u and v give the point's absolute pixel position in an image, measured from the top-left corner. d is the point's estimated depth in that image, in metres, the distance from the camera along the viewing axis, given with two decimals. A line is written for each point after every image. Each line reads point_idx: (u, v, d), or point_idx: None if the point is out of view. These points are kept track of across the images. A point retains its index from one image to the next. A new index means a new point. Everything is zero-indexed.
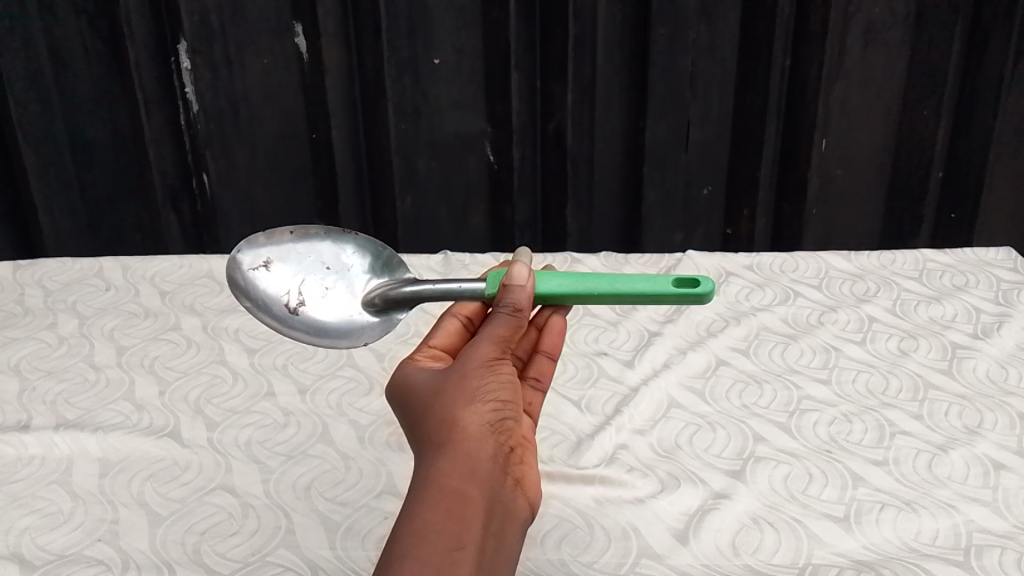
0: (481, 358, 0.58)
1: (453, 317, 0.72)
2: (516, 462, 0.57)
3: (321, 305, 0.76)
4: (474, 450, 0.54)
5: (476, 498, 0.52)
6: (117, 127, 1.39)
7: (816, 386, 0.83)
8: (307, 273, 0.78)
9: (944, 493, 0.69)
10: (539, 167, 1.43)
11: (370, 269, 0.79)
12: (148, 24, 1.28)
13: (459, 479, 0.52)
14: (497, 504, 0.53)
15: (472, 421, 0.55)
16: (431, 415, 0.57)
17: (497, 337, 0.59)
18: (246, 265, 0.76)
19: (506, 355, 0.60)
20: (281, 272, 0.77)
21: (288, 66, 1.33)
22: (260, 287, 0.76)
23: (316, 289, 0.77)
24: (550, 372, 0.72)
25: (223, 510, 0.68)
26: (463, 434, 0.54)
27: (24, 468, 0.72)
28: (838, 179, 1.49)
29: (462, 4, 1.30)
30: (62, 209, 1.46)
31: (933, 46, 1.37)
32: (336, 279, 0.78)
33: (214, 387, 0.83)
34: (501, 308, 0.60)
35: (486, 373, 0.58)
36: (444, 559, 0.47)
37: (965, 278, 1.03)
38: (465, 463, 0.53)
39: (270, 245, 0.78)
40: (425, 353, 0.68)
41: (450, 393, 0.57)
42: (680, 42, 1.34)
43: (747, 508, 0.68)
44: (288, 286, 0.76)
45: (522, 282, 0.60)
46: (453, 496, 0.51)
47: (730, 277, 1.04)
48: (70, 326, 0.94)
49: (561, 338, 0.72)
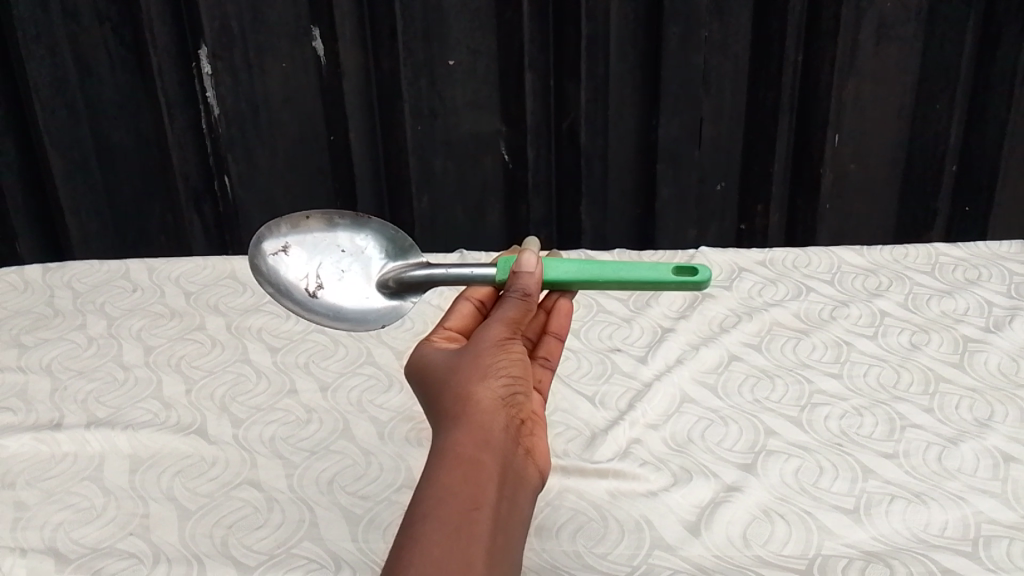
0: (492, 339, 0.61)
1: (466, 301, 0.74)
2: (527, 434, 0.59)
3: (338, 289, 0.78)
4: (487, 419, 0.56)
5: (491, 463, 0.53)
6: (140, 131, 1.42)
7: (828, 380, 0.84)
8: (324, 258, 0.80)
9: (954, 486, 0.70)
10: (553, 164, 1.45)
11: (384, 253, 0.81)
12: (170, 30, 1.31)
13: (474, 444, 0.53)
14: (511, 469, 0.54)
15: (485, 394, 0.57)
16: (445, 392, 0.59)
17: (507, 318, 0.63)
18: (266, 249, 0.78)
19: (516, 336, 0.63)
20: (300, 257, 0.79)
21: (306, 69, 1.35)
22: (280, 273, 0.78)
23: (332, 273, 0.79)
24: (558, 352, 0.73)
25: (249, 504, 0.70)
26: (477, 405, 0.56)
27: (58, 464, 0.75)
28: (852, 174, 1.49)
29: (476, 6, 1.31)
30: (87, 211, 1.49)
31: (946, 39, 1.37)
32: (351, 263, 0.80)
33: (239, 385, 0.86)
34: (511, 293, 0.64)
35: (497, 352, 0.60)
36: (463, 514, 0.49)
37: (977, 272, 1.03)
38: (480, 431, 0.55)
39: (289, 229, 0.80)
40: (440, 335, 0.70)
41: (463, 371, 0.59)
42: (693, 40, 1.35)
43: (757, 501, 0.69)
44: (306, 270, 0.79)
45: (530, 269, 0.65)
46: (468, 458, 0.52)
47: (743, 273, 1.05)
48: (99, 327, 0.97)
49: (568, 320, 0.74)
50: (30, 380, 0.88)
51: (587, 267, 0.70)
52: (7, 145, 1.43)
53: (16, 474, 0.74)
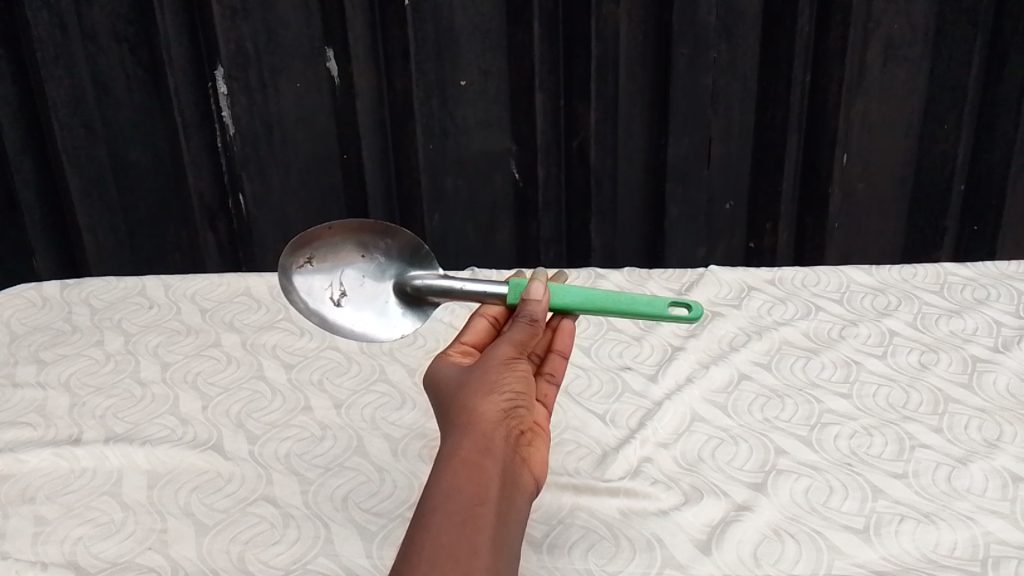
0: (499, 357, 0.62)
1: (481, 318, 0.73)
2: (527, 447, 0.60)
3: (360, 297, 0.79)
4: (490, 431, 0.57)
5: (492, 471, 0.54)
6: (156, 149, 1.44)
7: (837, 399, 0.85)
8: (348, 265, 0.80)
9: (963, 506, 0.71)
10: (563, 183, 1.47)
11: (403, 259, 0.80)
12: (188, 52, 1.34)
13: (477, 452, 0.55)
14: (511, 477, 0.55)
15: (489, 407, 0.58)
16: (451, 406, 0.60)
17: (515, 339, 0.63)
18: (291, 263, 0.78)
19: (523, 356, 0.63)
20: (324, 267, 0.79)
21: (320, 89, 1.38)
22: (306, 284, 0.79)
23: (354, 280, 0.79)
24: (563, 369, 0.73)
25: (265, 520, 0.71)
26: (481, 418, 0.57)
27: (77, 480, 0.76)
28: (860, 193, 1.51)
29: (488, 28, 1.34)
30: (103, 228, 1.51)
31: (953, 60, 1.39)
32: (372, 268, 0.80)
33: (254, 402, 0.87)
34: (519, 318, 0.65)
35: (503, 369, 0.62)
36: (466, 514, 0.50)
37: (985, 292, 1.04)
38: (482, 441, 0.56)
39: (312, 239, 0.79)
40: (456, 349, 0.70)
41: (470, 386, 0.60)
42: (701, 61, 1.36)
43: (768, 520, 0.70)
44: (330, 278, 0.79)
45: (539, 297, 0.66)
46: (470, 467, 0.53)
47: (752, 292, 1.06)
48: (116, 344, 0.99)
49: (572, 338, 0.74)
50: (49, 396, 0.89)
51: (594, 294, 0.70)
52: (26, 163, 1.46)
53: (36, 489, 0.75)
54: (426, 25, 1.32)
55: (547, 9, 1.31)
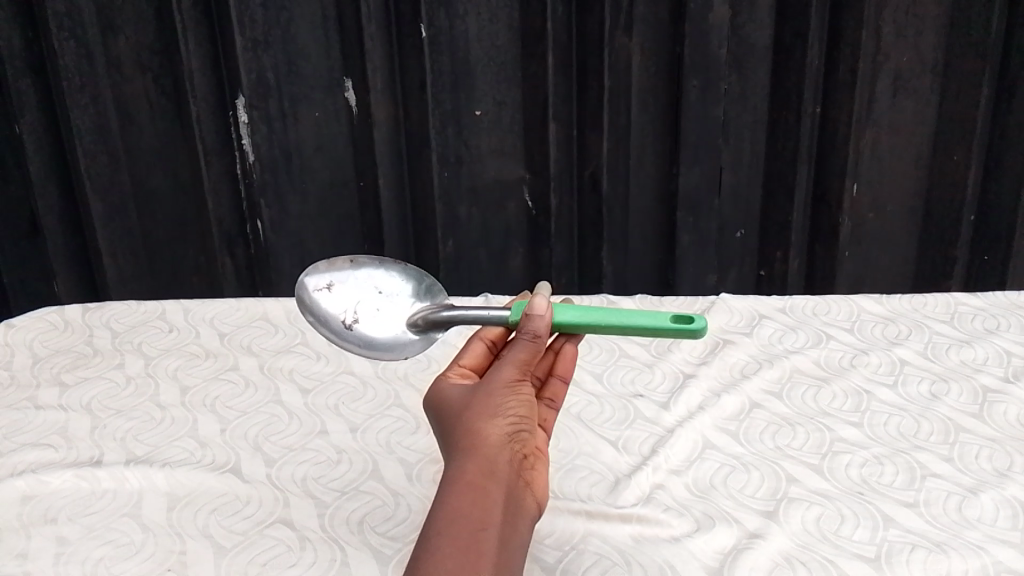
0: (503, 378, 0.63)
1: (479, 341, 0.74)
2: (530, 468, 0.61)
3: (372, 322, 0.83)
4: (494, 456, 0.58)
5: (495, 499, 0.55)
6: (177, 175, 1.47)
7: (848, 428, 0.86)
8: (364, 294, 0.85)
9: (974, 535, 0.71)
10: (576, 210, 1.49)
11: (415, 292, 0.85)
12: (210, 81, 1.37)
13: (479, 479, 0.56)
14: (514, 502, 0.57)
15: (492, 431, 0.59)
16: (455, 428, 0.61)
17: (519, 360, 0.63)
18: (312, 286, 0.84)
19: (526, 376, 0.64)
20: (341, 293, 0.84)
21: (338, 118, 1.40)
22: (321, 305, 0.83)
23: (368, 308, 0.84)
24: (563, 394, 0.74)
25: (282, 543, 0.72)
26: (484, 443, 0.58)
27: (98, 501, 0.78)
28: (871, 223, 1.52)
29: (503, 60, 1.36)
30: (123, 252, 1.54)
31: (962, 93, 1.41)
32: (386, 299, 0.84)
33: (271, 426, 0.89)
34: (522, 335, 0.64)
35: (507, 392, 0.62)
36: (468, 545, 0.51)
37: (996, 322, 1.05)
38: (485, 466, 0.57)
39: (334, 269, 0.86)
40: (454, 371, 0.71)
41: (474, 409, 0.61)
42: (712, 92, 1.38)
43: (780, 548, 0.70)
44: (346, 304, 0.84)
45: (542, 312, 0.65)
46: (474, 496, 0.54)
47: (763, 320, 1.07)
48: (136, 367, 1.01)
49: (573, 364, 0.74)
50: (71, 418, 0.90)
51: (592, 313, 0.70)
52: (51, 188, 1.49)
53: (58, 510, 0.76)
54: (442, 56, 1.36)
55: (561, 42, 1.35)
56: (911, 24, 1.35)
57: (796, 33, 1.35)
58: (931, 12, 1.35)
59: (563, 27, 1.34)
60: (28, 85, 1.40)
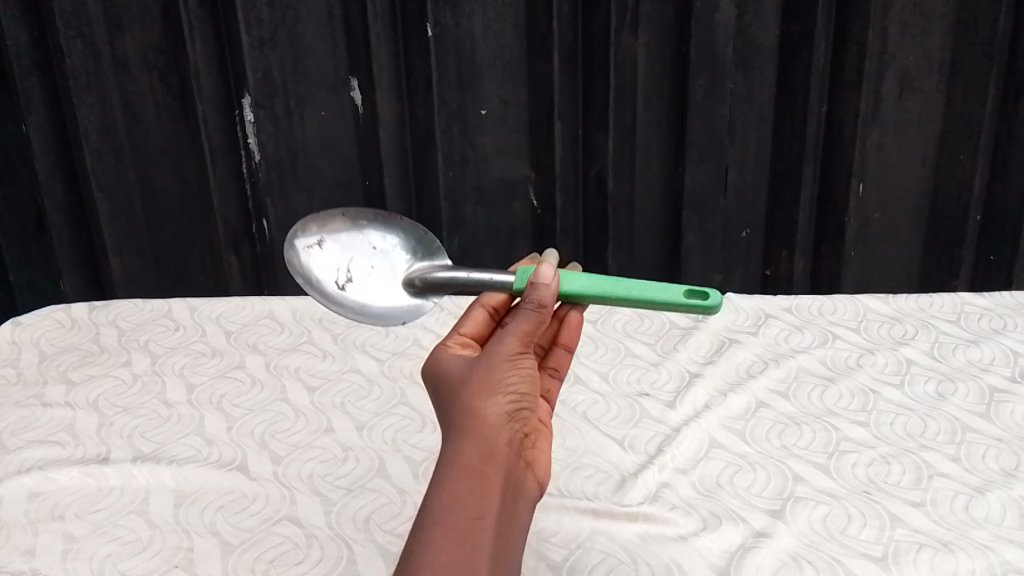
0: (505, 353, 0.62)
1: (480, 308, 0.73)
2: (530, 448, 0.61)
3: (366, 283, 0.81)
4: (493, 436, 0.58)
5: (494, 480, 0.55)
6: (183, 174, 1.47)
7: (854, 428, 0.86)
8: (357, 253, 0.83)
9: (981, 535, 0.71)
10: (581, 209, 1.49)
11: (411, 250, 0.84)
12: (216, 80, 1.38)
13: (478, 460, 0.56)
14: (514, 483, 0.57)
15: (492, 410, 0.59)
16: (454, 406, 0.61)
17: (520, 331, 0.63)
18: (301, 243, 0.81)
19: (528, 349, 0.63)
20: (333, 251, 0.82)
21: (344, 117, 1.41)
22: (312, 263, 0.81)
23: (361, 267, 0.82)
24: (567, 363, 0.75)
25: (289, 540, 0.72)
26: (483, 422, 0.58)
27: (105, 498, 0.78)
28: (876, 223, 1.52)
29: (508, 59, 1.36)
30: (129, 250, 1.54)
31: (968, 94, 1.41)
32: (379, 258, 0.83)
33: (277, 424, 0.89)
34: (525, 305, 0.64)
35: (508, 367, 0.62)
36: (466, 528, 0.52)
37: (1002, 322, 1.05)
38: (484, 447, 0.57)
39: (323, 224, 0.83)
40: (455, 341, 0.70)
41: (473, 385, 0.61)
42: (718, 91, 1.38)
43: (787, 547, 0.70)
44: (337, 263, 0.82)
45: (548, 281, 0.64)
46: (472, 478, 0.54)
47: (769, 320, 1.07)
48: (143, 365, 1.01)
49: (578, 332, 0.75)
50: (78, 416, 0.91)
51: (600, 283, 0.69)
52: (57, 187, 1.49)
53: (65, 506, 0.77)
54: (448, 55, 1.36)
55: (567, 41, 1.35)
56: (918, 23, 1.35)
57: (802, 33, 1.35)
58: (938, 12, 1.35)
59: (569, 26, 1.34)
60: (34, 83, 1.40)
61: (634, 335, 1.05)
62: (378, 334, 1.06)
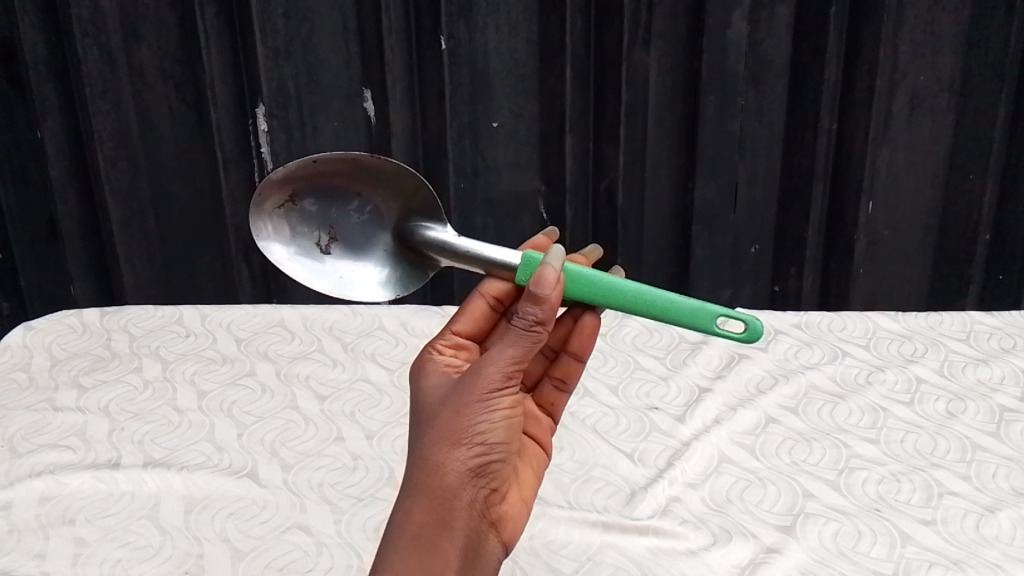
0: (481, 388, 0.59)
1: (480, 298, 0.69)
2: (497, 495, 0.61)
3: (351, 242, 0.74)
4: (452, 492, 0.57)
5: (449, 550, 0.56)
6: (196, 182, 1.48)
7: (864, 445, 0.86)
8: (338, 206, 0.73)
9: (992, 554, 0.71)
10: (590, 223, 1.50)
11: (400, 202, 0.74)
12: (231, 90, 1.39)
13: (433, 527, 0.56)
14: (471, 545, 0.58)
15: (456, 462, 0.58)
16: (418, 444, 0.59)
17: (503, 363, 0.59)
18: (268, 209, 0.71)
19: (511, 379, 0.59)
20: (309, 206, 0.73)
21: (357, 128, 1.42)
22: (288, 225, 0.72)
23: (345, 223, 0.74)
24: (576, 371, 0.75)
25: (299, 548, 0.72)
26: (441, 479, 0.57)
27: (116, 503, 0.78)
28: (885, 241, 1.53)
29: (521, 73, 1.37)
30: (140, 257, 1.55)
31: (978, 113, 1.42)
32: (365, 210, 0.74)
33: (288, 432, 0.89)
34: (517, 327, 0.58)
35: (480, 409, 0.59)
36: None
37: (1012, 341, 1.05)
38: (441, 508, 0.57)
39: (294, 177, 0.71)
40: (447, 343, 0.69)
41: (441, 425, 0.58)
42: (729, 108, 1.39)
43: (798, 563, 0.70)
44: (317, 221, 0.73)
45: (547, 294, 0.58)
46: (426, 551, 0.55)
47: (779, 335, 1.07)
48: (154, 371, 1.01)
49: (589, 339, 0.73)
50: (89, 421, 0.91)
51: (614, 289, 0.64)
52: (70, 193, 1.50)
53: (76, 511, 0.77)
54: (461, 68, 1.37)
55: (579, 55, 1.36)
56: (929, 42, 1.37)
57: (814, 51, 1.36)
58: (949, 31, 1.36)
59: (581, 41, 1.35)
60: (50, 90, 1.41)
61: (643, 349, 1.05)
62: (388, 344, 1.06)
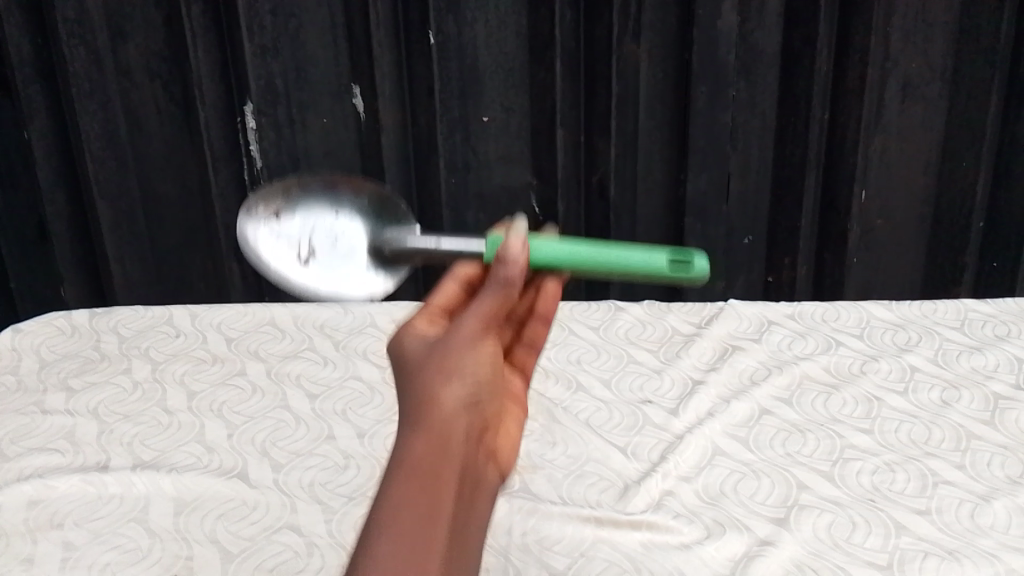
0: (462, 333, 0.52)
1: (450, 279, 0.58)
2: (490, 439, 0.53)
3: (329, 253, 0.64)
4: (446, 428, 0.49)
5: (450, 481, 0.47)
6: (185, 181, 1.47)
7: (859, 435, 0.85)
8: (319, 215, 0.66)
9: (987, 543, 0.70)
10: (584, 217, 1.49)
11: (380, 209, 0.65)
12: (218, 88, 1.39)
13: (429, 461, 0.47)
14: (470, 481, 0.49)
15: (446, 400, 0.50)
16: (404, 394, 0.51)
17: (484, 309, 0.53)
18: (255, 211, 0.66)
19: (491, 325, 0.53)
20: (290, 219, 0.66)
21: (347, 124, 1.41)
22: (266, 235, 0.66)
23: (325, 235, 0.65)
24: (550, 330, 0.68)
25: (290, 548, 0.72)
26: (432, 416, 0.49)
27: (104, 506, 0.77)
28: (879, 230, 1.52)
29: (511, 66, 1.37)
30: (131, 258, 1.54)
31: (971, 100, 1.42)
32: (343, 220, 0.65)
33: (278, 431, 0.88)
34: (495, 279, 0.53)
35: (465, 349, 0.52)
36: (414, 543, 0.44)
37: (1006, 329, 1.04)
38: (435, 443, 0.48)
39: (280, 190, 0.67)
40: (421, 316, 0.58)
41: (425, 370, 0.51)
42: (721, 99, 1.39)
43: (791, 555, 0.69)
44: (297, 232, 0.66)
45: (520, 252, 0.53)
46: (421, 484, 0.46)
47: (772, 326, 1.06)
48: (143, 371, 1.01)
49: (556, 303, 0.62)
50: (77, 423, 0.90)
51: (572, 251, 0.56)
52: (58, 194, 1.50)
53: (64, 514, 0.76)
54: (450, 63, 1.36)
55: (569, 47, 1.35)
56: (921, 30, 1.36)
57: (805, 40, 1.35)
58: (940, 19, 1.36)
59: (571, 34, 1.34)
60: (37, 90, 1.41)
61: (637, 342, 1.05)
62: (379, 341, 1.06)
